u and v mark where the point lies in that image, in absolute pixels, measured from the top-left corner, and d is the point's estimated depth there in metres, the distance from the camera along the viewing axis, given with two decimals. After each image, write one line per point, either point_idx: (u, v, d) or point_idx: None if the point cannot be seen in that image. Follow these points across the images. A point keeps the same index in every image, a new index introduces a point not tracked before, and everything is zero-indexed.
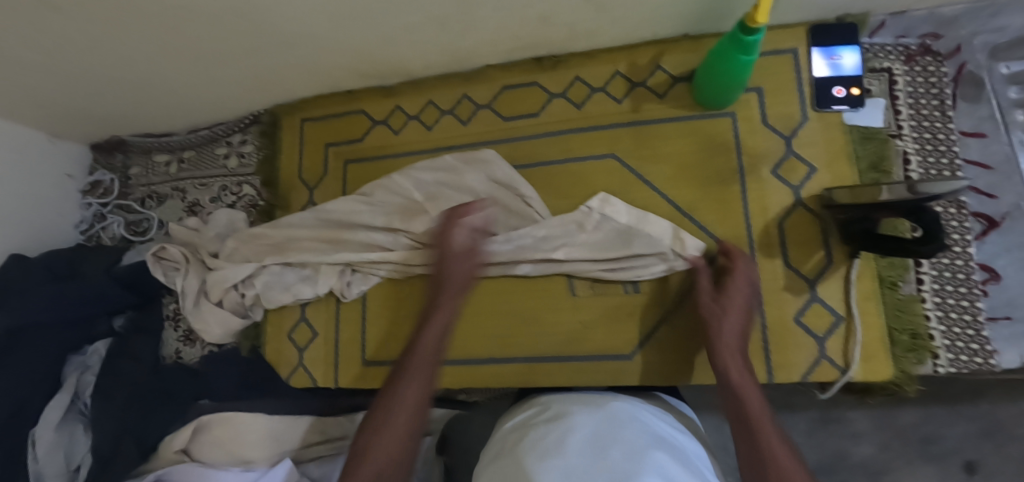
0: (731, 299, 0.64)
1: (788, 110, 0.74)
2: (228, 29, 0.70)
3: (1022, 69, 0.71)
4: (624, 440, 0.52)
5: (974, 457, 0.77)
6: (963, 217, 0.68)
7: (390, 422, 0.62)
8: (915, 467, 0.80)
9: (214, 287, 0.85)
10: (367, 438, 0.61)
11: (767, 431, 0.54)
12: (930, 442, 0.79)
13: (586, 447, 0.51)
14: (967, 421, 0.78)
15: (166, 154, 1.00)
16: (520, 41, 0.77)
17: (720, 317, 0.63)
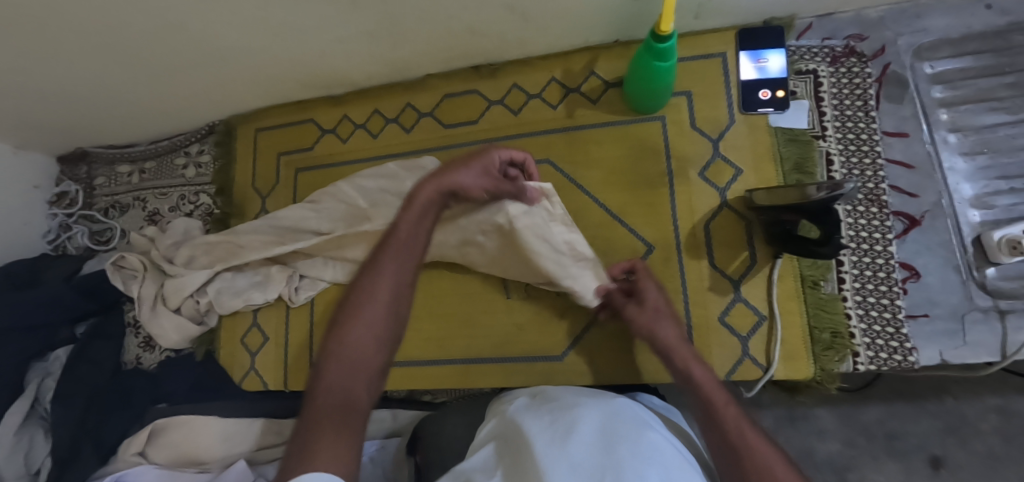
0: (652, 306, 0.64)
1: (716, 113, 0.76)
2: (175, 44, 0.74)
3: (945, 69, 0.72)
4: (632, 436, 0.49)
5: (940, 452, 0.74)
6: (884, 217, 0.69)
7: (329, 388, 0.49)
8: (881, 464, 0.75)
9: (172, 295, 0.87)
10: (309, 410, 0.47)
11: (735, 422, 0.52)
12: (895, 437, 0.75)
13: (596, 440, 0.48)
14: (931, 416, 0.75)
15: (128, 165, 1.03)
16: (454, 51, 0.79)
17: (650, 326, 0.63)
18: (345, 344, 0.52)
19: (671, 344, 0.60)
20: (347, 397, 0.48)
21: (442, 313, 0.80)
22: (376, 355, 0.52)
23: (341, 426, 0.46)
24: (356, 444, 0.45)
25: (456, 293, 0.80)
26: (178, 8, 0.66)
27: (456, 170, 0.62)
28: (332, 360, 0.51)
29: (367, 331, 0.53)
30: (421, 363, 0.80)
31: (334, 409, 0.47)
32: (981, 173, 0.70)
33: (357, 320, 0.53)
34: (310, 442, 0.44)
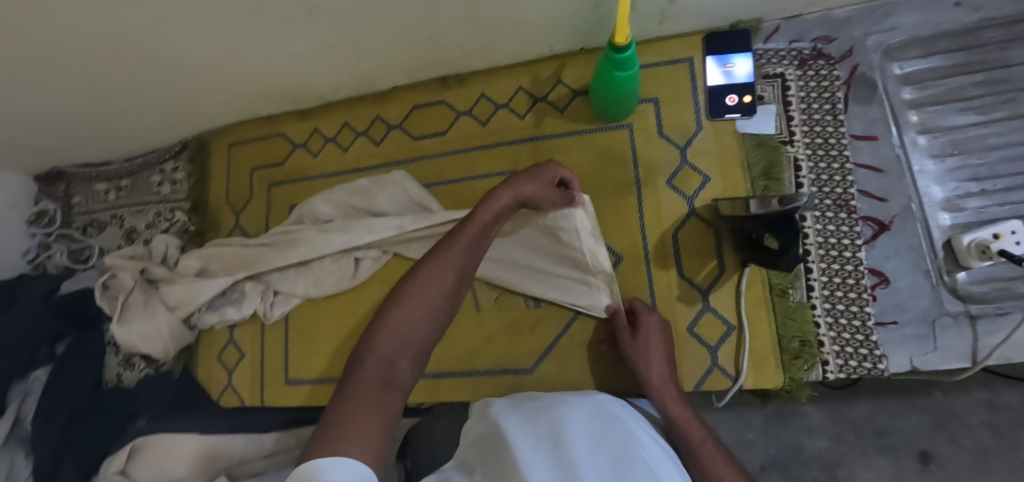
0: (651, 345, 0.64)
1: (683, 119, 0.75)
2: (137, 63, 0.74)
3: (914, 69, 0.71)
4: (614, 435, 0.51)
5: (930, 447, 0.69)
6: (853, 222, 0.68)
7: (377, 361, 0.44)
8: (871, 460, 0.71)
9: (182, 305, 0.85)
10: (354, 378, 0.43)
11: (709, 453, 0.53)
12: (885, 433, 0.71)
13: (581, 435, 0.49)
14: (920, 411, 0.70)
15: (104, 183, 1.03)
16: (418, 62, 0.79)
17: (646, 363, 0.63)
18: (403, 316, 0.47)
19: (662, 383, 0.61)
20: (391, 375, 0.44)
21: None
22: (426, 338, 0.47)
23: (379, 407, 0.42)
24: (388, 430, 0.41)
25: None
26: (132, 27, 0.66)
27: (521, 181, 0.58)
28: (386, 328, 0.46)
29: (427, 310, 0.48)
30: None
31: (377, 385, 0.43)
32: (951, 175, 0.68)
33: (421, 294, 0.49)
34: (352, 410, 0.41)
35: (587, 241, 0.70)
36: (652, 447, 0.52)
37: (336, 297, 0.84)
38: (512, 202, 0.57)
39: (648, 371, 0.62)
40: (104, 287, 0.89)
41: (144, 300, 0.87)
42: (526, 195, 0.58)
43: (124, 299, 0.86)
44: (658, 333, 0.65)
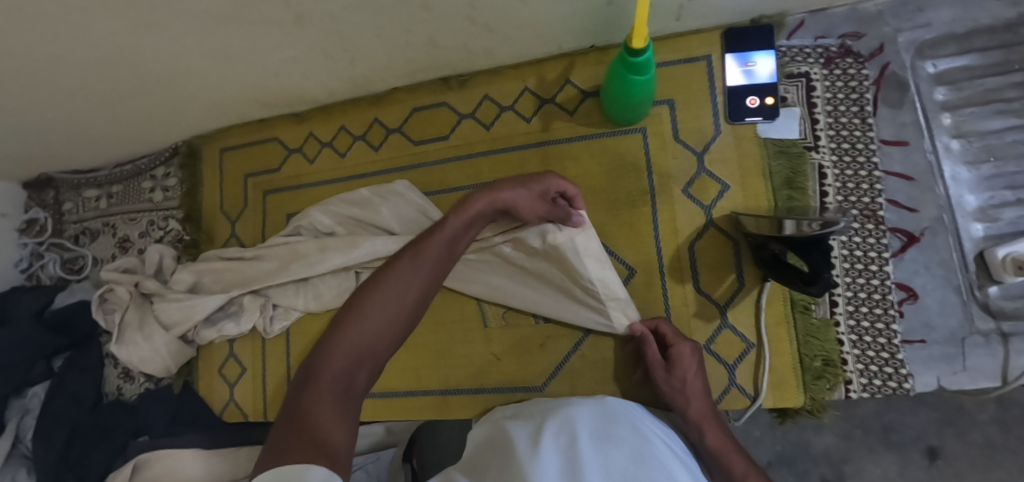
0: (687, 377, 0.62)
1: (700, 123, 0.70)
2: (117, 73, 0.70)
3: (948, 68, 0.67)
4: (623, 438, 0.55)
5: (936, 443, 0.67)
6: (880, 234, 0.65)
7: (330, 380, 0.45)
8: (878, 456, 0.68)
9: (181, 323, 0.83)
10: (305, 398, 0.43)
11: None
12: (892, 429, 0.69)
13: (589, 437, 0.54)
14: (929, 407, 0.68)
15: (95, 189, 0.99)
16: (416, 64, 0.74)
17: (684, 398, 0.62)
18: (359, 332, 0.47)
19: (704, 416, 0.60)
20: (345, 393, 0.45)
21: (419, 343, 0.78)
22: (391, 347, 0.49)
23: (332, 426, 0.42)
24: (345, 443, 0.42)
25: (433, 323, 0.77)
26: (106, 39, 0.63)
27: (504, 187, 0.58)
28: (340, 346, 0.47)
29: (384, 327, 0.48)
30: (399, 394, 0.78)
31: (332, 401, 0.44)
32: (986, 183, 0.65)
33: (380, 311, 0.49)
34: (289, 438, 0.40)
35: (597, 268, 0.65)
36: (655, 449, 0.56)
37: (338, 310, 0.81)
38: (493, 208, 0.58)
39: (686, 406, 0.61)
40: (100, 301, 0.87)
41: (139, 317, 0.85)
42: (512, 205, 0.59)
43: (120, 317, 0.84)
44: (693, 361, 0.63)
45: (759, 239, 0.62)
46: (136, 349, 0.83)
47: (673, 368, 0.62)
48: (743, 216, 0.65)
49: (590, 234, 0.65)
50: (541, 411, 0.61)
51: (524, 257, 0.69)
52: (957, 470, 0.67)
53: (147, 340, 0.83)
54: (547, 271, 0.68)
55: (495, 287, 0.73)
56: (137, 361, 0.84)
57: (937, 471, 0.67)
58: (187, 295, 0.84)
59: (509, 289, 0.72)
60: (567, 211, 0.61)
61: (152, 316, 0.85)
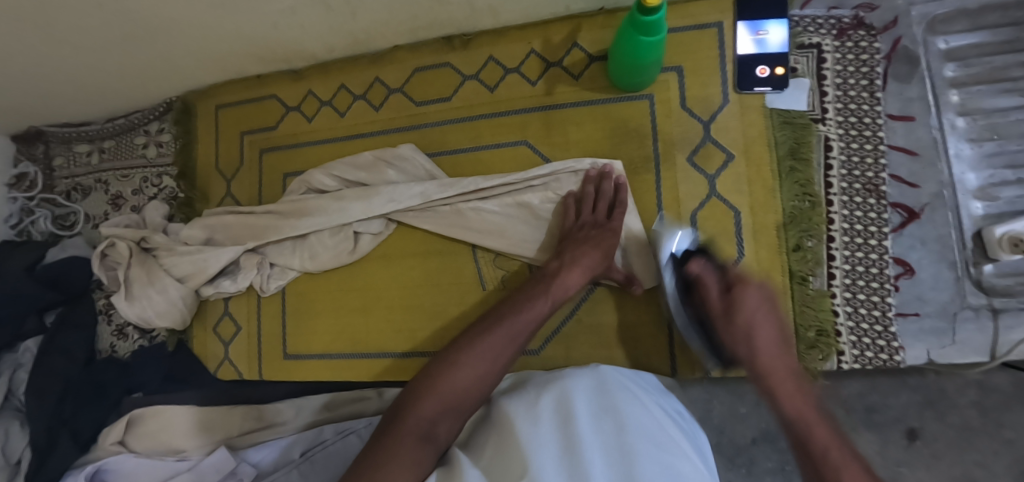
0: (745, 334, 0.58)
1: (707, 92, 0.69)
2: (106, 18, 0.68)
3: (959, 45, 0.66)
4: (615, 412, 0.55)
5: (916, 425, 0.69)
6: (881, 209, 0.65)
7: (420, 418, 0.53)
8: (858, 435, 0.70)
9: (197, 274, 0.81)
10: (398, 428, 0.53)
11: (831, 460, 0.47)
12: (874, 410, 0.70)
13: (583, 416, 0.54)
14: (911, 390, 0.69)
15: (86, 144, 0.97)
16: (420, 20, 0.72)
17: (820, 442, 0.48)
18: (450, 384, 0.56)
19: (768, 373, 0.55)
20: (431, 432, 0.53)
21: (418, 304, 0.78)
22: (467, 406, 0.56)
23: (421, 453, 0.51)
24: (427, 467, 0.51)
25: (439, 284, 0.77)
26: None
27: (591, 247, 0.64)
28: (432, 393, 0.55)
29: (469, 383, 0.56)
30: (385, 354, 0.78)
31: (416, 437, 0.52)
32: (987, 161, 0.65)
33: (463, 371, 0.56)
34: (390, 447, 0.51)
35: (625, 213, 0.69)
36: (655, 422, 0.55)
37: (335, 272, 0.81)
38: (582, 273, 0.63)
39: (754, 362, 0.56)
40: (101, 255, 0.85)
41: (145, 272, 0.81)
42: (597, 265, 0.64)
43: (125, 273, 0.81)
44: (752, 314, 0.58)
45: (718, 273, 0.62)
46: (141, 304, 0.80)
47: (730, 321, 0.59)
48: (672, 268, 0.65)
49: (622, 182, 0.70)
50: (535, 384, 0.61)
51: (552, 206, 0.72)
52: (933, 450, 0.68)
53: (161, 293, 0.80)
54: None
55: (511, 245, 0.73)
56: (153, 315, 0.81)
57: (915, 451, 0.69)
58: (199, 248, 0.81)
59: (526, 240, 0.72)
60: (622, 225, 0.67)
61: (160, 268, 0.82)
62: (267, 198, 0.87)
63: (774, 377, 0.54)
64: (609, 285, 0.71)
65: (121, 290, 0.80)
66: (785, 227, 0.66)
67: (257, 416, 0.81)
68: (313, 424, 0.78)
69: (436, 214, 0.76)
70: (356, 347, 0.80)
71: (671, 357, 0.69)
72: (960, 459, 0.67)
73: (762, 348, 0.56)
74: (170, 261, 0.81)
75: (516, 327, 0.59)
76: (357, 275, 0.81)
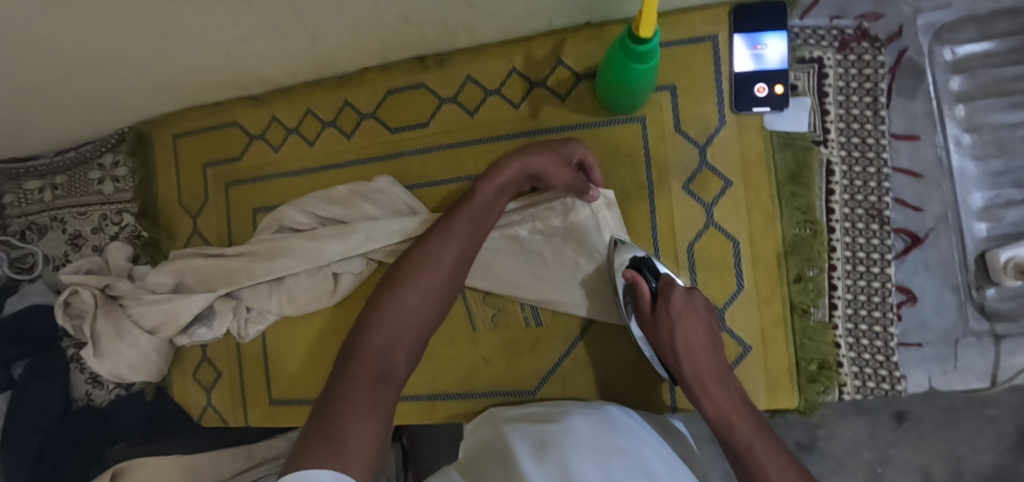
0: (677, 328, 0.57)
1: (702, 112, 0.65)
2: (37, 57, 0.61)
3: (966, 55, 0.62)
4: (621, 446, 0.53)
5: (904, 406, 0.69)
6: (884, 235, 0.62)
7: (372, 353, 0.50)
8: (849, 420, 0.70)
9: (167, 324, 0.76)
10: (351, 369, 0.49)
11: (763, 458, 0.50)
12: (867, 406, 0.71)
13: (589, 445, 0.52)
14: None
15: (35, 180, 0.89)
16: (389, 42, 0.66)
17: (741, 440, 0.51)
18: (394, 311, 0.53)
19: (702, 379, 0.55)
20: (387, 368, 0.50)
21: None
22: (417, 331, 0.54)
23: (377, 391, 0.47)
24: (393, 401, 0.48)
25: None
26: (11, 21, 0.53)
27: (530, 153, 0.61)
28: (381, 325, 0.52)
29: (415, 308, 0.54)
30: None
31: (373, 378, 0.48)
32: (993, 180, 0.63)
33: (405, 298, 0.54)
34: (349, 392, 0.46)
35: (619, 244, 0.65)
36: (663, 463, 0.54)
37: (317, 314, 0.77)
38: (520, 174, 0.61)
39: (690, 366, 0.56)
40: (64, 305, 0.79)
41: (112, 323, 0.76)
42: (539, 167, 0.60)
43: (90, 327, 0.76)
44: (684, 308, 0.57)
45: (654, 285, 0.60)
46: (111, 358, 0.76)
47: (659, 321, 0.58)
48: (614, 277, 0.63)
49: (614, 210, 0.65)
50: (538, 420, 0.60)
51: (542, 240, 0.68)
52: (921, 431, 0.69)
53: (132, 346, 0.76)
54: (567, 253, 0.67)
55: (502, 283, 0.69)
56: (125, 370, 0.77)
57: (903, 432, 0.69)
58: (168, 295, 0.76)
59: (515, 275, 0.69)
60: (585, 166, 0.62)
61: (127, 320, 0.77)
62: (237, 237, 0.81)
63: (701, 381, 0.55)
64: (605, 322, 0.68)
65: (89, 345, 0.75)
66: (786, 257, 0.63)
67: (249, 454, 0.79)
68: None
69: None
70: None
71: (671, 391, 0.67)
72: (945, 438, 0.69)
73: (690, 354, 0.56)
74: (138, 311, 0.76)
75: (454, 244, 0.58)
76: (340, 316, 0.76)
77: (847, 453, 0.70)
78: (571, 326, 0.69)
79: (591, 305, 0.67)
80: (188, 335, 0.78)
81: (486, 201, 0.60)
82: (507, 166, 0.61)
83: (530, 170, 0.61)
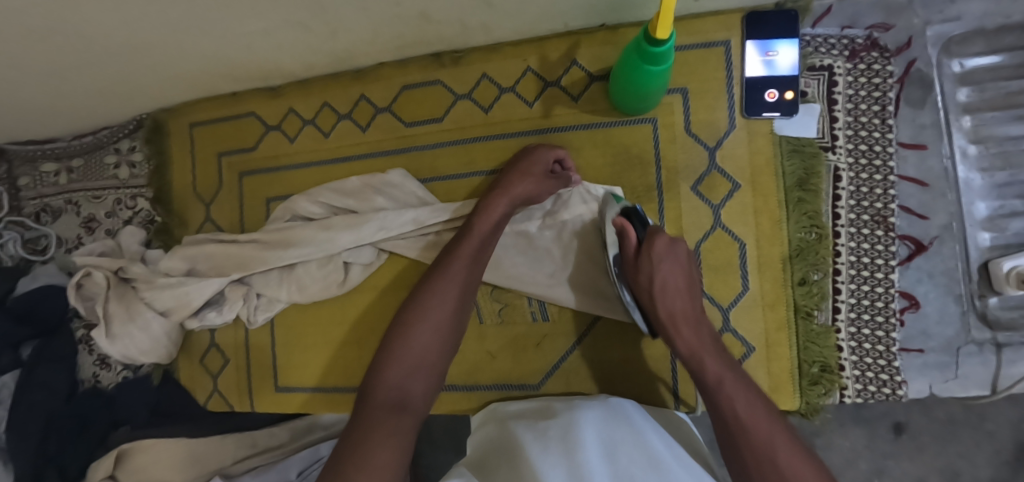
0: (658, 270, 0.57)
1: (712, 116, 0.66)
2: (62, 45, 0.62)
3: (974, 68, 0.64)
4: (626, 440, 0.54)
5: (903, 418, 0.70)
6: (889, 241, 0.63)
7: (387, 388, 0.58)
8: (847, 430, 0.71)
9: (180, 309, 0.77)
10: (370, 404, 0.57)
11: (733, 395, 0.52)
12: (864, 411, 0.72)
13: (593, 442, 0.53)
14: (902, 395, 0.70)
15: (52, 163, 0.90)
16: (408, 38, 0.67)
17: (712, 377, 0.53)
18: (404, 350, 0.59)
19: (677, 319, 0.57)
20: (402, 399, 0.58)
21: None
22: (430, 366, 0.60)
23: (395, 423, 0.56)
24: (410, 427, 0.57)
25: None
26: (45, 8, 0.54)
27: (514, 182, 0.65)
28: (393, 361, 0.59)
29: (424, 347, 0.60)
30: None
31: (388, 409, 0.56)
32: (998, 191, 0.64)
33: (414, 338, 0.60)
34: (370, 427, 0.55)
35: None
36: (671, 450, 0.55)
37: (325, 302, 0.78)
38: (511, 206, 0.65)
39: (669, 308, 0.57)
40: (76, 286, 0.80)
41: (124, 307, 0.77)
42: (524, 195, 0.65)
43: (102, 309, 0.76)
44: (667, 252, 0.58)
45: (638, 231, 0.61)
46: (122, 342, 0.76)
47: (642, 261, 0.59)
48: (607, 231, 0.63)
49: None
50: (543, 415, 0.61)
51: (551, 235, 0.69)
52: (919, 443, 0.70)
53: (144, 330, 0.77)
54: (575, 250, 0.68)
55: (510, 278, 0.70)
56: (136, 353, 0.77)
57: (901, 444, 0.70)
58: (180, 280, 0.77)
59: (523, 271, 0.70)
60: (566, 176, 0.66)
61: (140, 303, 0.78)
62: (249, 225, 0.83)
63: (675, 321, 0.57)
64: (611, 319, 0.69)
65: (101, 328, 0.75)
66: (791, 260, 0.64)
67: (252, 442, 0.81)
68: (307, 444, 0.81)
69: (429, 242, 0.73)
70: (351, 381, 0.77)
71: (674, 389, 0.68)
72: (943, 451, 0.69)
73: (666, 296, 0.57)
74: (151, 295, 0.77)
75: (458, 282, 0.62)
76: (348, 306, 0.77)
77: (846, 463, 0.70)
78: (578, 322, 0.70)
79: (597, 301, 0.68)
80: (199, 319, 0.79)
81: (484, 232, 0.64)
82: (496, 197, 0.65)
83: (518, 198, 0.65)
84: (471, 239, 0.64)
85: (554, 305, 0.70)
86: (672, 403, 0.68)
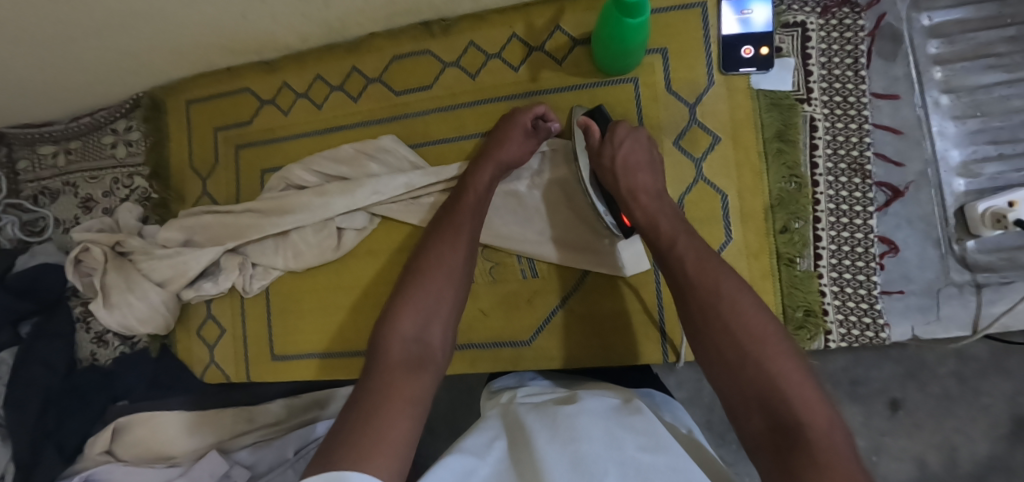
0: (621, 146, 0.61)
1: (693, 74, 0.68)
2: (66, 15, 0.64)
3: (943, 21, 0.66)
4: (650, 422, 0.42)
5: (899, 395, 0.71)
6: (867, 188, 0.66)
7: (403, 341, 0.49)
8: (845, 408, 0.71)
9: (176, 278, 0.79)
10: (384, 360, 0.47)
11: (680, 245, 0.49)
12: (858, 383, 0.71)
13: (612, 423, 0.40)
14: (894, 361, 0.71)
15: (50, 145, 0.92)
16: (398, 6, 0.70)
17: (665, 238, 0.52)
18: (419, 299, 0.53)
19: (635, 189, 0.58)
20: (420, 354, 0.49)
21: None
22: (447, 316, 0.54)
23: (416, 380, 0.46)
24: (429, 388, 0.46)
25: None
26: None
27: (503, 143, 0.66)
28: (404, 312, 0.51)
29: (439, 294, 0.54)
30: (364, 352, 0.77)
31: (405, 367, 0.47)
32: (970, 138, 0.66)
33: (427, 286, 0.54)
34: (385, 389, 0.44)
35: None
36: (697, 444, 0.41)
37: (322, 268, 0.80)
38: (499, 165, 0.65)
39: (628, 175, 0.59)
40: (74, 262, 0.81)
41: (122, 277, 0.79)
42: (511, 157, 0.66)
43: (100, 281, 0.78)
44: (632, 139, 0.61)
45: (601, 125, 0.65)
46: (121, 310, 0.78)
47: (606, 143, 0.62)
48: (574, 133, 0.68)
49: None
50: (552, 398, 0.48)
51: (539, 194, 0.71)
52: (916, 419, 0.70)
53: (142, 299, 0.78)
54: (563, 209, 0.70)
55: (499, 236, 0.72)
56: (134, 322, 0.79)
57: (897, 420, 0.71)
58: (177, 250, 0.79)
59: (513, 231, 0.71)
60: (547, 129, 0.68)
61: (138, 274, 0.80)
62: (245, 195, 0.85)
63: (634, 193, 0.58)
64: (601, 275, 0.70)
65: (100, 297, 0.78)
66: (772, 209, 0.66)
67: (249, 417, 0.80)
68: (305, 422, 0.79)
69: (421, 205, 0.74)
70: (347, 346, 0.79)
71: (663, 343, 0.69)
72: (939, 427, 0.70)
73: (630, 169, 0.59)
74: (149, 265, 0.79)
75: (466, 230, 0.60)
76: (343, 271, 0.79)
77: None
78: (567, 278, 0.71)
79: (585, 258, 0.69)
80: (194, 289, 0.81)
81: (479, 188, 0.64)
82: (486, 159, 0.66)
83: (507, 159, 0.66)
84: (469, 195, 0.64)
85: (544, 262, 0.71)
86: (663, 356, 0.69)
